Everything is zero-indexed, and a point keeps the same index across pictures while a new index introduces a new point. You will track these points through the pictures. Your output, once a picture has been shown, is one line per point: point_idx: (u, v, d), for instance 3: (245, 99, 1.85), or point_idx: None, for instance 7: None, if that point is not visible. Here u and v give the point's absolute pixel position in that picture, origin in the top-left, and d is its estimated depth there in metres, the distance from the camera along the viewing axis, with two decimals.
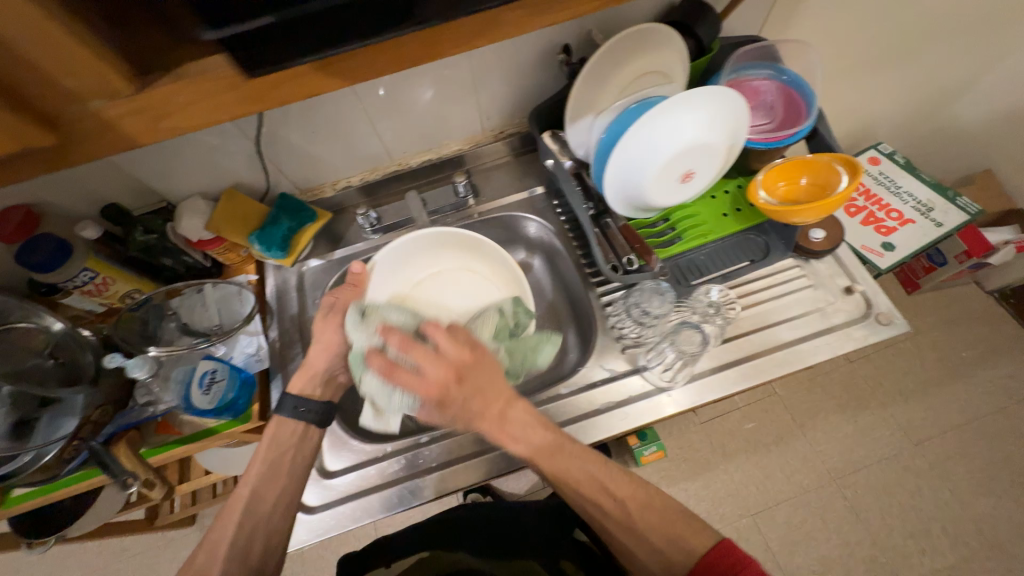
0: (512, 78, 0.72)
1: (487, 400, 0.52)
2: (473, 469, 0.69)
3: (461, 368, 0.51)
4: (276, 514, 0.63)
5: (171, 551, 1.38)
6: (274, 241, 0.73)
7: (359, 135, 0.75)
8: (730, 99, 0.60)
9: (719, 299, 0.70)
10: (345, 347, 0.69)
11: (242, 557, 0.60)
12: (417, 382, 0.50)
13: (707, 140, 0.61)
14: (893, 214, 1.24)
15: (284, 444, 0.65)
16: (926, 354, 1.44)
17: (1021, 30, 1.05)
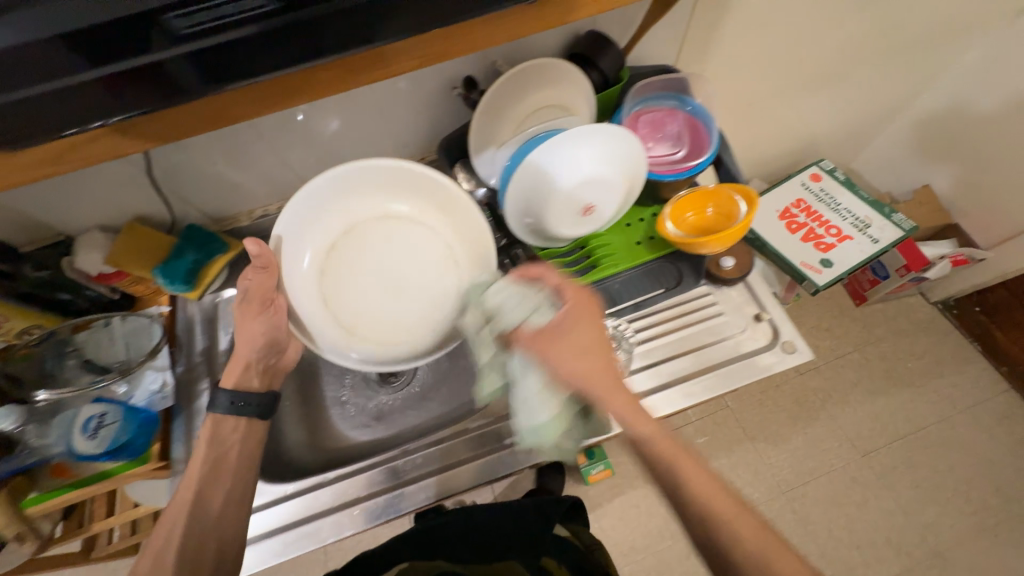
0: (422, 108, 0.72)
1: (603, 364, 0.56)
2: (467, 473, 0.69)
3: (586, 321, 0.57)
4: (222, 529, 0.61)
5: None
6: (177, 275, 0.71)
7: (269, 164, 0.74)
8: (623, 140, 0.61)
9: (618, 331, 0.71)
10: (270, 338, 0.68)
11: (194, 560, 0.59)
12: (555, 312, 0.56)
13: (603, 175, 0.62)
14: (832, 230, 1.26)
15: (226, 440, 0.65)
16: (874, 365, 1.44)
17: (942, 51, 1.08)
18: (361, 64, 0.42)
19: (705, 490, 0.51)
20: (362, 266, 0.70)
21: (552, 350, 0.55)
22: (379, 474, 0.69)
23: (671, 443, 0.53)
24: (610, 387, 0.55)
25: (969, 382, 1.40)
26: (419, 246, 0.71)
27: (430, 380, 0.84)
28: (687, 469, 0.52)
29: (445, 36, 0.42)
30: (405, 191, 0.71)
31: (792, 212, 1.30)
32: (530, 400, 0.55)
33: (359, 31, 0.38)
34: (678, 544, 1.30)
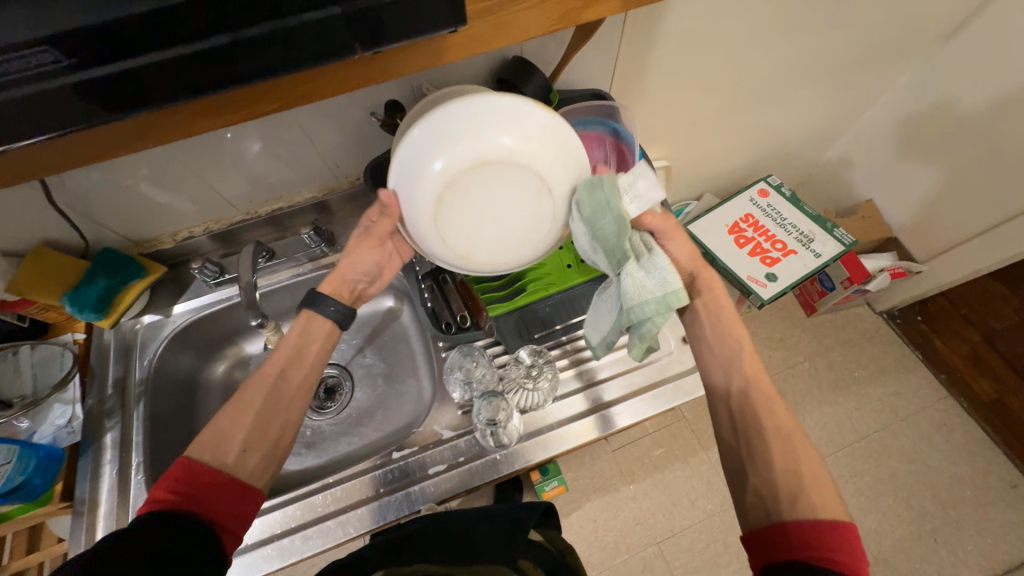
0: (348, 130, 0.71)
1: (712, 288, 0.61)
2: (452, 480, 0.64)
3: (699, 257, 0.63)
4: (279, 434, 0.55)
5: None
6: (86, 303, 0.68)
7: (185, 187, 0.71)
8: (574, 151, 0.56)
9: (535, 359, 0.70)
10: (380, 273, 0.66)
11: (260, 435, 0.54)
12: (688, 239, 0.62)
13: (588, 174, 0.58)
14: (778, 245, 1.29)
15: (312, 337, 0.60)
16: (823, 374, 1.48)
17: (875, 75, 1.12)
18: (183, 114, 0.38)
19: (756, 371, 0.56)
20: (462, 200, 0.53)
21: (675, 235, 0.61)
22: (384, 475, 0.64)
23: (741, 327, 0.59)
24: (705, 268, 0.61)
25: (910, 390, 1.45)
26: (530, 188, 0.53)
27: (367, 406, 0.83)
28: (746, 348, 0.58)
29: (278, 87, 0.38)
30: (507, 119, 0.51)
31: (740, 227, 1.33)
32: (659, 268, 0.52)
33: (150, 90, 0.34)
34: (634, 558, 1.31)
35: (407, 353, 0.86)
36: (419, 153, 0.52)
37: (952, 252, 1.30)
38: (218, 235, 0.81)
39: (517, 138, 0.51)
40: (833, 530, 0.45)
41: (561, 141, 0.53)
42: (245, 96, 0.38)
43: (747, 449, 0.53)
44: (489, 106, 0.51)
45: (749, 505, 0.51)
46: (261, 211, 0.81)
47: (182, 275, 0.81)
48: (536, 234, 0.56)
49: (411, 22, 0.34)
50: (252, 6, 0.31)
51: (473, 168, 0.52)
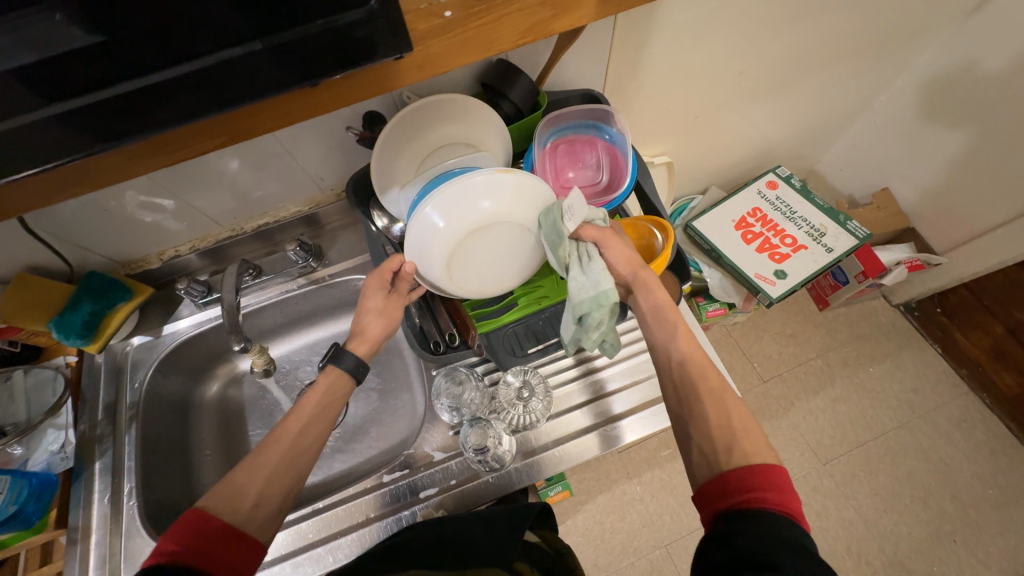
0: (330, 144, 0.68)
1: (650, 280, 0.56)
2: (452, 500, 0.64)
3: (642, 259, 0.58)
4: (289, 490, 0.51)
5: None
6: (72, 329, 0.67)
7: (164, 208, 0.69)
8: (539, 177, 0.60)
9: (526, 379, 0.69)
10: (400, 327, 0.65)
11: (277, 485, 0.51)
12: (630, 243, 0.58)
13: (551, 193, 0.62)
14: (788, 240, 1.24)
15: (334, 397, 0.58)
16: (836, 371, 1.43)
17: (892, 57, 1.05)
18: (105, 163, 0.35)
19: (689, 343, 0.53)
20: (464, 261, 0.59)
21: (613, 241, 0.57)
22: (386, 497, 0.65)
23: (673, 307, 0.55)
24: (641, 269, 0.56)
25: (927, 386, 1.40)
26: (516, 235, 0.60)
27: (363, 421, 0.82)
28: (679, 325, 0.54)
29: (206, 129, 0.35)
30: (483, 187, 0.56)
31: (748, 222, 1.27)
32: (595, 271, 0.53)
33: (66, 142, 0.31)
34: (642, 561, 1.29)
35: (401, 367, 0.84)
36: (422, 238, 0.57)
37: (974, 242, 1.23)
38: (205, 252, 0.79)
39: (493, 200, 0.57)
40: (767, 471, 0.43)
41: (532, 191, 0.58)
42: (168, 138, 0.35)
43: (688, 412, 0.50)
44: (463, 184, 0.56)
45: (694, 463, 0.48)
46: (248, 226, 0.79)
47: (171, 295, 0.81)
48: (529, 261, 0.63)
49: (339, 51, 0.32)
50: (157, 47, 0.29)
51: (471, 237, 0.58)
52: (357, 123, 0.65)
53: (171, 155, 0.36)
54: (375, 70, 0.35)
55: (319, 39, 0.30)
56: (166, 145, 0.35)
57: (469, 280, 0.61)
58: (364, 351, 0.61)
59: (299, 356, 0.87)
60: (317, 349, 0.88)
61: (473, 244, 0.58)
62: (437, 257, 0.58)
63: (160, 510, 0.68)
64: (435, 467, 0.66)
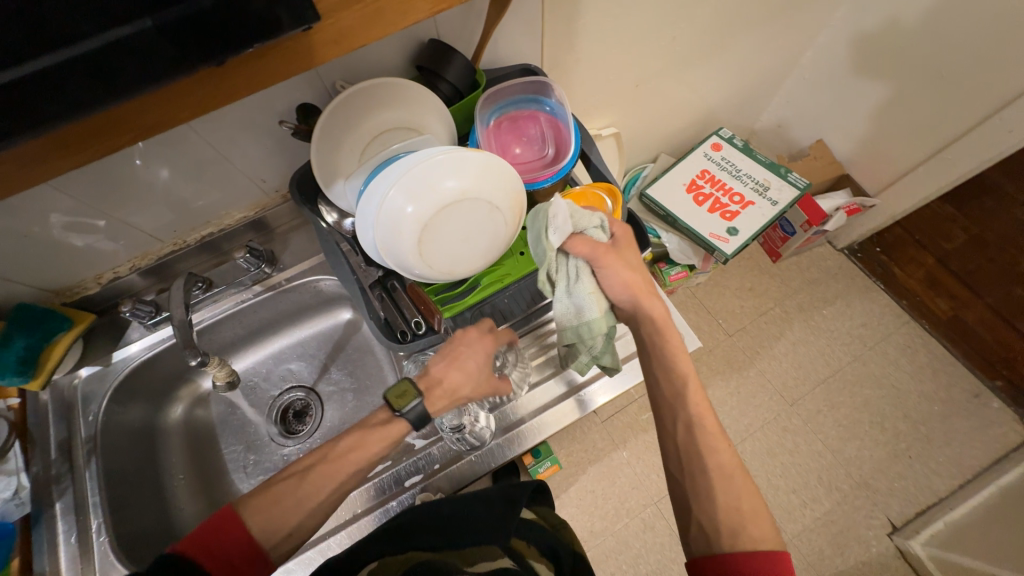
0: (265, 142, 0.65)
1: (651, 303, 0.60)
2: (438, 483, 0.65)
3: (645, 281, 0.60)
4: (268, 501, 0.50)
5: None
6: (6, 368, 0.62)
7: (94, 227, 0.65)
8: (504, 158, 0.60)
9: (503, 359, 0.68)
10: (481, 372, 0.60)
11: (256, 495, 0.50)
12: (632, 264, 0.60)
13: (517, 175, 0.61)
14: (736, 197, 1.29)
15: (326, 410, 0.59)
16: (794, 317, 1.52)
17: (812, 12, 1.10)
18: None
19: (701, 411, 0.58)
20: (435, 241, 0.58)
21: (609, 261, 0.58)
22: (371, 489, 0.65)
23: (688, 362, 0.60)
24: (647, 297, 0.60)
25: (874, 320, 1.50)
26: (485, 213, 0.59)
27: (339, 423, 0.81)
28: (690, 381, 0.59)
29: (112, 123, 0.33)
30: (447, 166, 0.56)
31: (698, 184, 1.32)
32: (581, 297, 0.58)
33: None
34: (635, 520, 1.35)
35: (373, 363, 0.84)
36: (386, 229, 0.57)
37: (899, 181, 1.32)
38: (148, 271, 0.75)
39: (460, 178, 0.57)
40: (777, 558, 0.50)
41: (496, 168, 0.58)
42: (66, 137, 0.32)
43: (692, 482, 0.55)
44: (429, 163, 0.56)
45: (692, 536, 0.55)
46: (191, 238, 0.76)
47: (117, 320, 0.76)
48: (498, 240, 0.63)
49: (244, 23, 0.31)
50: (35, 31, 0.27)
51: (439, 214, 0.57)
52: (292, 115, 0.63)
53: (84, 152, 0.34)
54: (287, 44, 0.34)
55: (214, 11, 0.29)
56: (74, 143, 0.33)
57: (440, 262, 0.60)
58: (440, 407, 0.58)
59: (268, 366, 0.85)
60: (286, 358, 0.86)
61: (444, 224, 0.58)
62: (408, 235, 0.57)
63: (136, 541, 0.66)
64: (418, 452, 0.67)
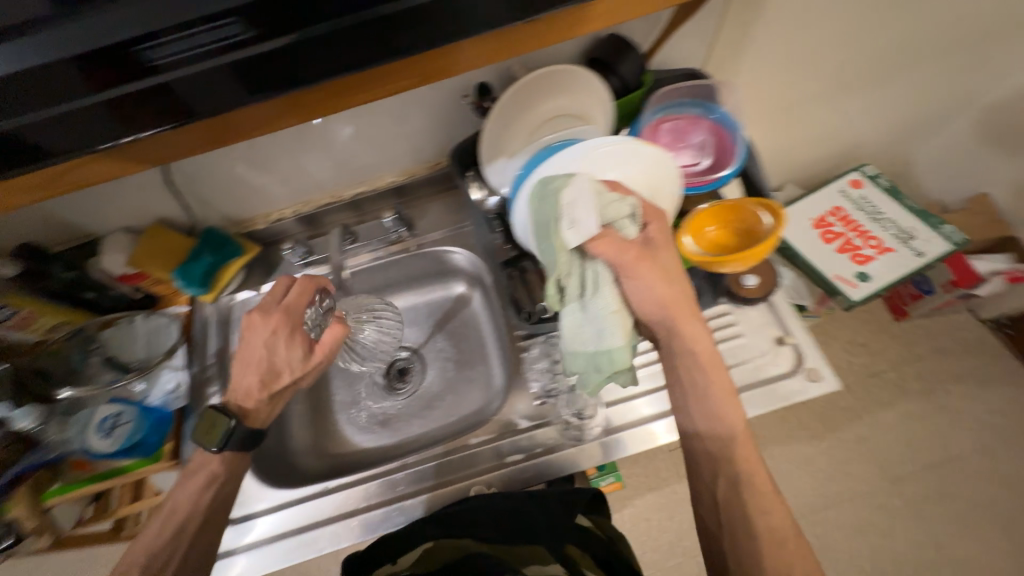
0: (434, 114, 0.71)
1: (688, 323, 0.53)
2: (540, 466, 0.67)
3: (676, 295, 0.53)
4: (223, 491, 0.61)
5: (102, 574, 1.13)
6: (194, 278, 0.73)
7: (281, 169, 0.74)
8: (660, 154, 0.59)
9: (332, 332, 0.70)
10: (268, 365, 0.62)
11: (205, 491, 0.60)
12: (668, 274, 0.53)
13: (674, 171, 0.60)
14: (872, 242, 1.17)
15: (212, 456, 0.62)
16: (910, 387, 1.33)
17: (1011, 51, 0.97)
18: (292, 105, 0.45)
19: (750, 466, 0.51)
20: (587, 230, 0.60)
21: (638, 269, 0.52)
22: (471, 459, 0.68)
23: (739, 410, 0.53)
24: (685, 319, 0.53)
25: (1016, 410, 1.29)
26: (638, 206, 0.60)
27: (437, 388, 0.83)
28: (739, 425, 0.52)
29: (388, 77, 0.44)
30: (606, 158, 0.57)
31: (828, 221, 1.20)
32: (597, 314, 0.52)
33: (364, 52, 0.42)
34: (688, 561, 1.26)
35: (477, 340, 0.85)
36: None
37: None
38: (306, 217, 0.83)
39: (620, 171, 0.57)
40: None
41: (654, 163, 0.58)
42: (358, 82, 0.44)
43: (735, 547, 0.49)
44: (590, 154, 0.57)
45: None
46: (346, 194, 0.83)
47: (271, 256, 0.84)
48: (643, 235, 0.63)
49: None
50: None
51: None
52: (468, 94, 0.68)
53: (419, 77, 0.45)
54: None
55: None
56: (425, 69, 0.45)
57: None
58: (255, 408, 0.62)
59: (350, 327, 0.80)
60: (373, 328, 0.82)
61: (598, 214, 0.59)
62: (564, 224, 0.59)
63: (263, 453, 0.74)
64: (527, 432, 0.68)
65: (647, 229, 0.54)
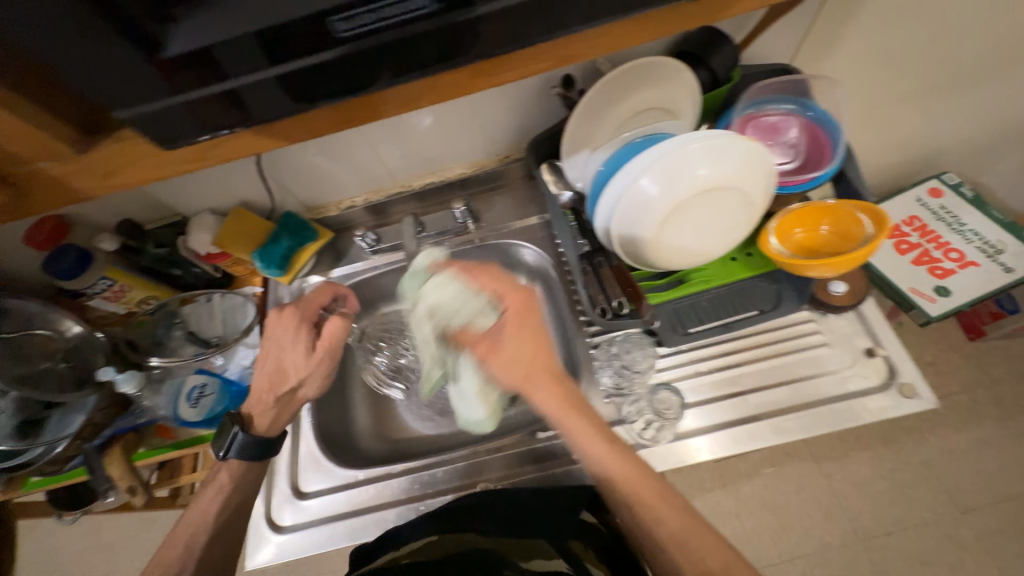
0: (513, 106, 0.72)
1: (543, 388, 0.53)
2: None
3: (529, 366, 0.54)
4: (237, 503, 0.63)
5: (143, 546, 1.15)
6: (273, 260, 0.76)
7: (359, 157, 0.76)
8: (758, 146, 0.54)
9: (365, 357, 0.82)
10: (284, 380, 0.63)
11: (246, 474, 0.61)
12: (518, 347, 0.54)
13: (771, 162, 0.55)
14: (952, 254, 1.09)
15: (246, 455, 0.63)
16: (985, 413, 1.21)
17: None
18: (474, 74, 0.39)
19: (631, 483, 0.51)
20: (674, 229, 0.57)
21: (488, 356, 0.55)
22: (535, 454, 0.67)
23: (614, 458, 0.52)
24: (535, 385, 0.53)
25: None
26: (732, 203, 0.57)
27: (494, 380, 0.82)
28: (611, 466, 0.51)
29: (564, 47, 0.39)
30: (699, 154, 0.53)
31: (903, 230, 1.13)
32: (462, 393, 0.61)
33: (446, 49, 0.35)
34: None
35: None
36: (628, 211, 0.57)
37: None
38: (374, 206, 0.85)
39: (714, 167, 0.54)
40: None
41: (751, 157, 0.54)
42: (557, 47, 0.39)
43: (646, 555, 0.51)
44: (680, 151, 0.53)
45: None
46: (415, 184, 0.84)
47: (340, 243, 0.87)
48: (735, 230, 0.59)
49: None
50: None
51: (685, 204, 0.55)
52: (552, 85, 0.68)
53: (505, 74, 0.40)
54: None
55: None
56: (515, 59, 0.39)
57: (674, 247, 0.59)
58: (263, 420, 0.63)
59: (363, 346, 0.82)
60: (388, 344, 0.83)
61: (688, 214, 0.56)
62: (653, 225, 0.56)
63: (325, 435, 0.74)
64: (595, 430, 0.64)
65: (500, 305, 0.56)
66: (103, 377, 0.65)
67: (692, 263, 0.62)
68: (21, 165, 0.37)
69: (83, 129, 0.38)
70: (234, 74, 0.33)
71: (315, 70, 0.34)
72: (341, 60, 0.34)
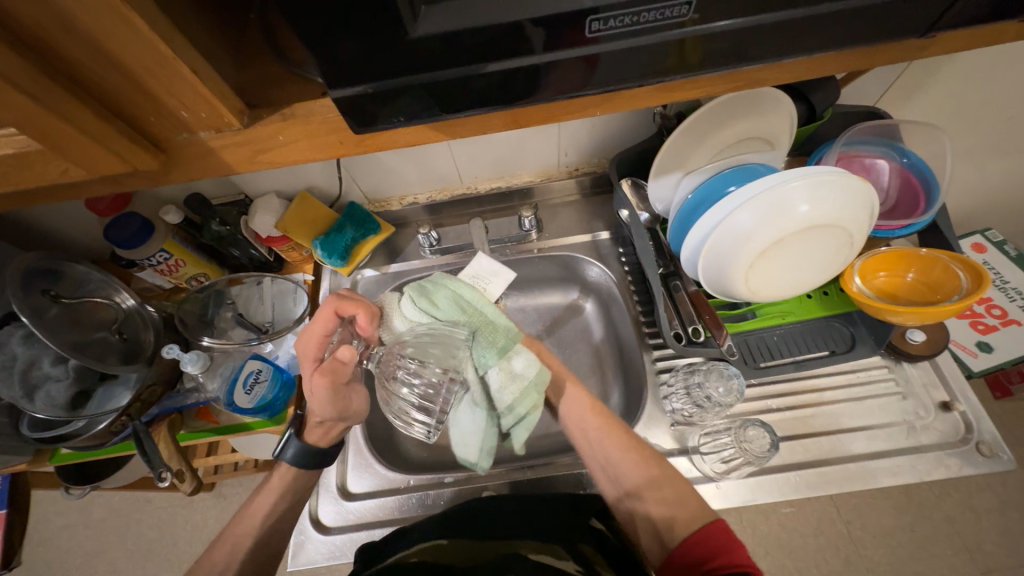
0: (598, 120, 0.71)
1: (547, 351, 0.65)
2: None
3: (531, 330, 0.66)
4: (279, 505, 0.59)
5: (132, 534, 1.08)
6: (335, 250, 0.74)
7: (433, 155, 0.74)
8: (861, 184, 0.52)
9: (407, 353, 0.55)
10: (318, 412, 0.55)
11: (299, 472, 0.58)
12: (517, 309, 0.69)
13: (871, 200, 0.54)
14: (993, 310, 1.04)
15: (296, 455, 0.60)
16: None
17: None
18: (663, 91, 0.36)
19: (642, 475, 0.54)
20: (766, 264, 0.56)
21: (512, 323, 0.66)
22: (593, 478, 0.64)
23: (631, 458, 0.55)
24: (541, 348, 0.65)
25: None
26: (830, 240, 0.55)
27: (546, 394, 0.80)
28: (632, 471, 0.54)
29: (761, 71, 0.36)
30: (801, 192, 0.52)
31: None
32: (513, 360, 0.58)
33: (664, 66, 0.32)
34: None
35: (586, 353, 0.82)
36: (721, 246, 0.55)
37: None
38: (435, 204, 0.84)
39: (816, 206, 0.52)
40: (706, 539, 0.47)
41: (852, 196, 0.53)
42: (766, 68, 0.35)
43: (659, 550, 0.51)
44: (784, 189, 0.52)
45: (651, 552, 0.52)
46: (479, 187, 0.83)
47: (396, 238, 0.85)
48: (826, 266, 0.58)
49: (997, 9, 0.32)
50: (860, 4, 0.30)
51: (782, 241, 0.54)
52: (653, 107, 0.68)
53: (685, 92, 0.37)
54: (922, 40, 0.35)
55: (917, 5, 0.30)
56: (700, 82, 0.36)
57: (763, 281, 0.58)
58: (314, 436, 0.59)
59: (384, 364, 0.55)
60: (418, 353, 0.54)
61: (782, 251, 0.55)
62: (747, 262, 0.55)
63: (374, 433, 0.72)
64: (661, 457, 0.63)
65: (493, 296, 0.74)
66: (168, 356, 0.62)
67: (779, 298, 0.60)
68: (180, 131, 0.32)
69: (249, 97, 0.34)
70: (442, 64, 0.30)
71: (524, 74, 0.31)
72: (551, 65, 0.31)
